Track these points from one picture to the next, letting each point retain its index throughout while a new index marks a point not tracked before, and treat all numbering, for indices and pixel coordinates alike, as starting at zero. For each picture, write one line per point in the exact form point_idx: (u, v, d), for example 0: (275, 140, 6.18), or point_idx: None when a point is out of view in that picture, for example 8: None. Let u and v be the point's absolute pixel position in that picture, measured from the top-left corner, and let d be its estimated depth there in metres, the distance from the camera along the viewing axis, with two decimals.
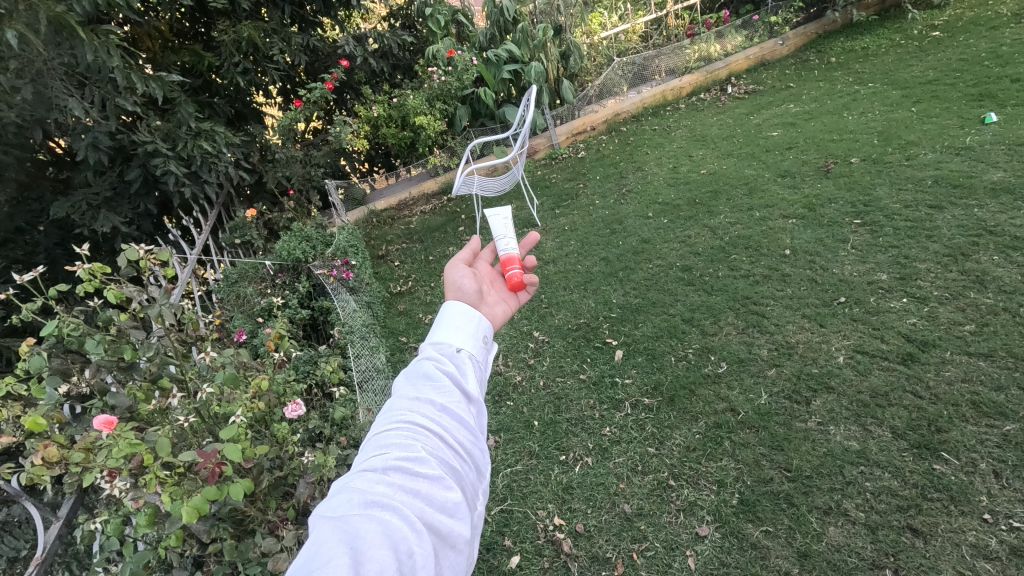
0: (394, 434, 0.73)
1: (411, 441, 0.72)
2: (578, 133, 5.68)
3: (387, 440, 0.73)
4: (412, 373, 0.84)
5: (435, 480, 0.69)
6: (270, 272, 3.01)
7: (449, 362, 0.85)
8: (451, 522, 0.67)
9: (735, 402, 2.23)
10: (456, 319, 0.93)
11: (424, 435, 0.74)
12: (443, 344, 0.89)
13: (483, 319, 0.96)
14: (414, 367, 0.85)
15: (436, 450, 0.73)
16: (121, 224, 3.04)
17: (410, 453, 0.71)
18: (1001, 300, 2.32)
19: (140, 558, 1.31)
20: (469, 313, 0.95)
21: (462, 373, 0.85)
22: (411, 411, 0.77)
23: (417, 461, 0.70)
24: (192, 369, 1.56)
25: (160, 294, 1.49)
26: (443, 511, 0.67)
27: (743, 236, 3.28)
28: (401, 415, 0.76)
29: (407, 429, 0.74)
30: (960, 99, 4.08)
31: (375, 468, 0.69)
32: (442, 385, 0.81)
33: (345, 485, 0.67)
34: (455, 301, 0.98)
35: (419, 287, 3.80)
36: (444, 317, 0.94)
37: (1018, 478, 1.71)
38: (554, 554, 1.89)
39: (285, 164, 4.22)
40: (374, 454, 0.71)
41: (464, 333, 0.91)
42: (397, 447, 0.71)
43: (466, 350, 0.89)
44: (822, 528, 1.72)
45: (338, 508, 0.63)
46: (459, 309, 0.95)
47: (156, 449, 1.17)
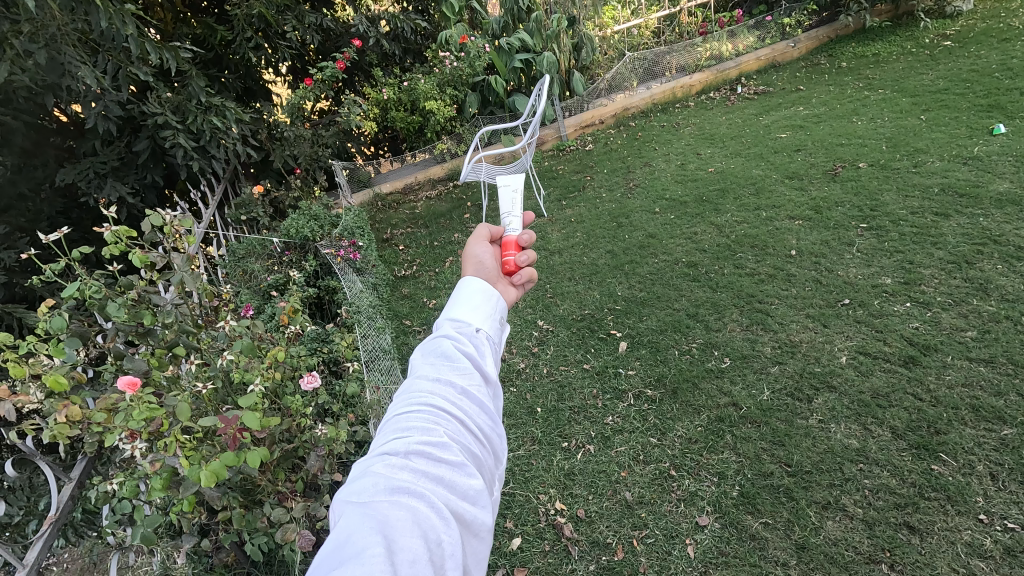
0: (413, 416, 0.68)
1: (432, 425, 0.67)
2: (586, 126, 5.68)
3: (406, 423, 0.67)
4: (428, 351, 0.77)
5: (458, 467, 0.64)
6: (276, 249, 2.96)
7: (469, 339, 0.80)
8: (474, 511, 0.62)
9: (737, 396, 2.26)
10: (474, 294, 0.87)
11: (445, 419, 0.68)
12: (460, 321, 0.82)
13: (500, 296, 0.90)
14: (431, 344, 0.78)
15: (457, 435, 0.67)
16: (128, 195, 3.02)
17: (433, 437, 0.65)
18: (1003, 308, 2.35)
19: (150, 522, 1.33)
20: (487, 287, 0.89)
21: (482, 352, 0.79)
22: (431, 392, 0.71)
23: (440, 446, 0.65)
24: (207, 338, 1.57)
25: (181, 261, 1.50)
26: (466, 500, 0.62)
27: (750, 235, 3.30)
28: (421, 396, 0.70)
29: (428, 412, 0.68)
30: (969, 109, 4.10)
31: (396, 452, 0.63)
32: (462, 365, 0.75)
33: (365, 468, 0.62)
34: (471, 276, 0.91)
35: (424, 271, 3.81)
36: (461, 292, 0.88)
37: (1014, 481, 1.74)
38: (555, 537, 1.92)
39: (293, 143, 4.21)
40: (394, 438, 0.65)
41: (482, 309, 0.85)
42: (419, 430, 0.65)
43: (486, 327, 0.83)
44: (820, 522, 1.76)
45: (361, 495, 0.58)
46: (476, 283, 0.89)
47: (176, 414, 1.18)
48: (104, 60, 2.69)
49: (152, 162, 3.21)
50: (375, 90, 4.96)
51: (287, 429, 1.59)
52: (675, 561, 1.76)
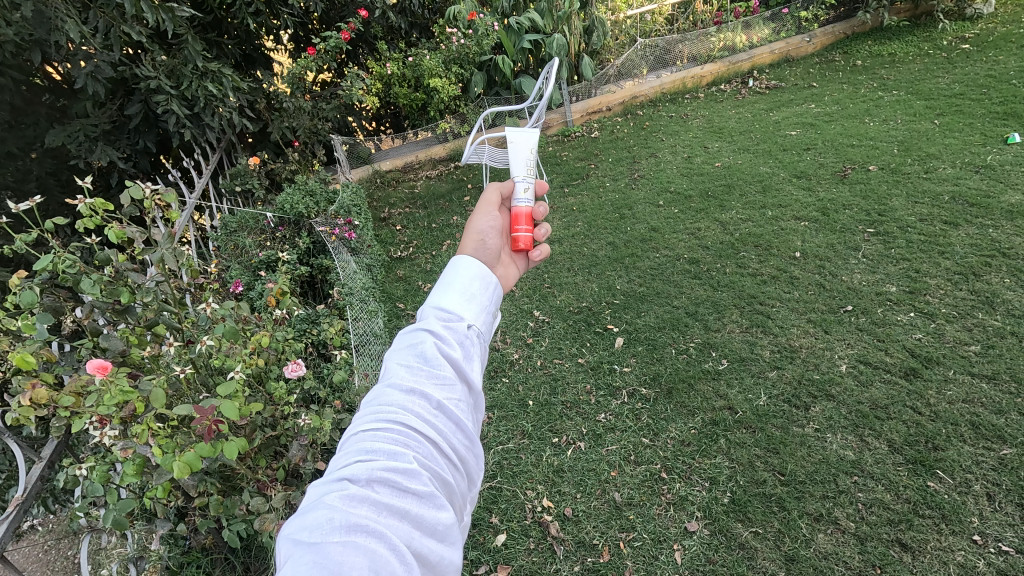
0: (380, 436, 0.62)
1: (400, 447, 0.61)
2: (593, 112, 5.57)
3: (372, 445, 0.61)
4: (404, 355, 0.72)
5: (428, 498, 0.58)
6: (269, 225, 2.90)
7: (451, 342, 0.73)
8: (441, 549, 0.57)
9: (733, 400, 2.21)
10: (462, 286, 0.80)
11: (416, 440, 0.63)
12: (444, 320, 0.76)
13: (491, 286, 0.83)
14: (408, 346, 0.72)
15: (428, 460, 0.62)
16: (117, 160, 2.92)
17: (400, 462, 0.60)
18: (1009, 324, 2.30)
19: (123, 507, 1.27)
20: (478, 280, 0.82)
21: (464, 358, 0.73)
22: (402, 407, 0.66)
23: (407, 474, 0.59)
24: (188, 318, 1.51)
25: (163, 238, 1.42)
26: (433, 536, 0.57)
27: (754, 234, 3.23)
28: (391, 412, 0.64)
29: (397, 431, 0.63)
30: (984, 116, 4.01)
31: (358, 478, 0.58)
32: (441, 376, 0.69)
33: (320, 498, 0.56)
34: (462, 260, 0.84)
35: (420, 253, 3.73)
36: (449, 282, 0.81)
37: (1011, 502, 1.71)
38: (541, 536, 1.88)
39: (292, 115, 4.10)
40: (356, 461, 0.59)
41: (469, 306, 0.79)
42: (385, 455, 0.60)
43: (472, 329, 0.77)
44: (810, 534, 1.72)
45: (314, 532, 0.52)
46: (465, 273, 0.82)
47: (150, 399, 1.12)
48: (95, 17, 2.59)
49: (144, 126, 3.15)
50: (378, 64, 4.82)
51: (270, 415, 1.53)
52: (661, 567, 1.73)
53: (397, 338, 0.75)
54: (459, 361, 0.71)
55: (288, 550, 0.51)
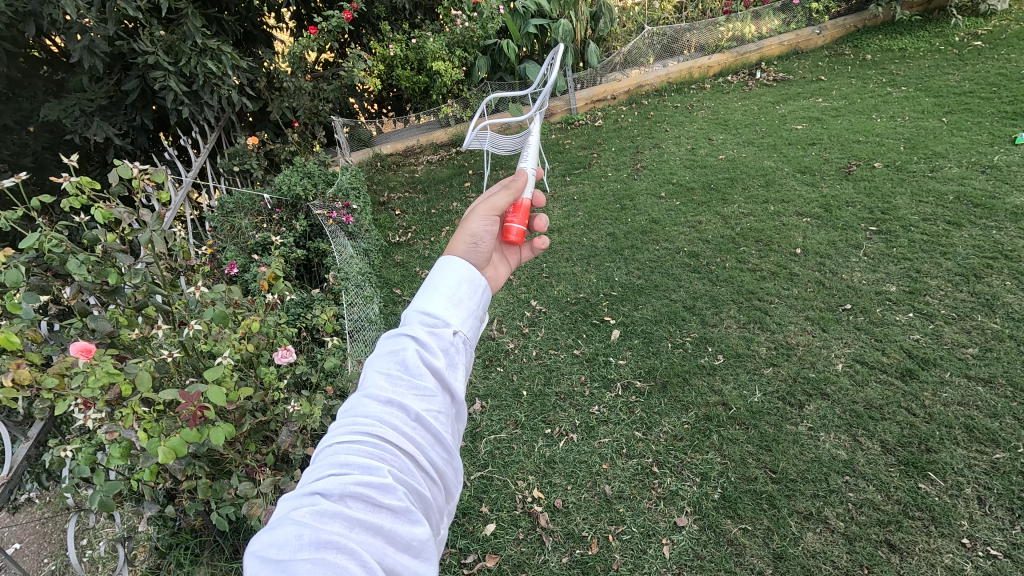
0: (355, 450, 0.61)
1: (375, 461, 0.60)
2: (597, 100, 5.50)
3: (346, 458, 0.60)
4: (385, 363, 0.70)
5: (403, 513, 0.57)
6: (267, 207, 2.86)
7: (434, 349, 0.71)
8: (415, 564, 0.56)
9: (728, 396, 2.20)
10: (448, 288, 0.78)
11: (392, 453, 0.61)
12: (428, 325, 0.74)
13: (480, 288, 0.80)
14: (389, 354, 0.70)
15: (404, 474, 0.60)
16: (114, 136, 2.88)
17: (375, 477, 0.58)
18: (1008, 327, 2.28)
19: (110, 489, 1.26)
20: (466, 282, 0.79)
21: (448, 367, 0.71)
22: (379, 420, 0.64)
23: (381, 490, 0.57)
24: (179, 301, 1.50)
25: (153, 219, 1.40)
26: (408, 551, 0.56)
27: (755, 229, 3.20)
28: (367, 424, 0.63)
29: (372, 445, 0.61)
30: (993, 115, 3.96)
31: (331, 494, 0.56)
32: (422, 387, 0.68)
33: (291, 512, 0.55)
34: (451, 260, 0.81)
35: (419, 239, 3.70)
36: (435, 283, 0.78)
37: (1001, 506, 1.70)
38: (530, 526, 1.89)
39: (292, 95, 4.03)
40: (330, 475, 0.58)
41: (456, 310, 0.76)
42: (359, 470, 0.59)
43: (458, 334, 0.74)
44: (799, 533, 1.72)
45: (282, 549, 0.51)
46: (453, 275, 0.79)
47: (136, 382, 1.11)
48: None
49: (141, 103, 3.10)
50: (381, 45, 4.75)
51: (260, 400, 1.52)
52: (649, 561, 1.73)
53: (379, 344, 0.73)
54: (441, 369, 0.69)
55: (254, 568, 0.50)
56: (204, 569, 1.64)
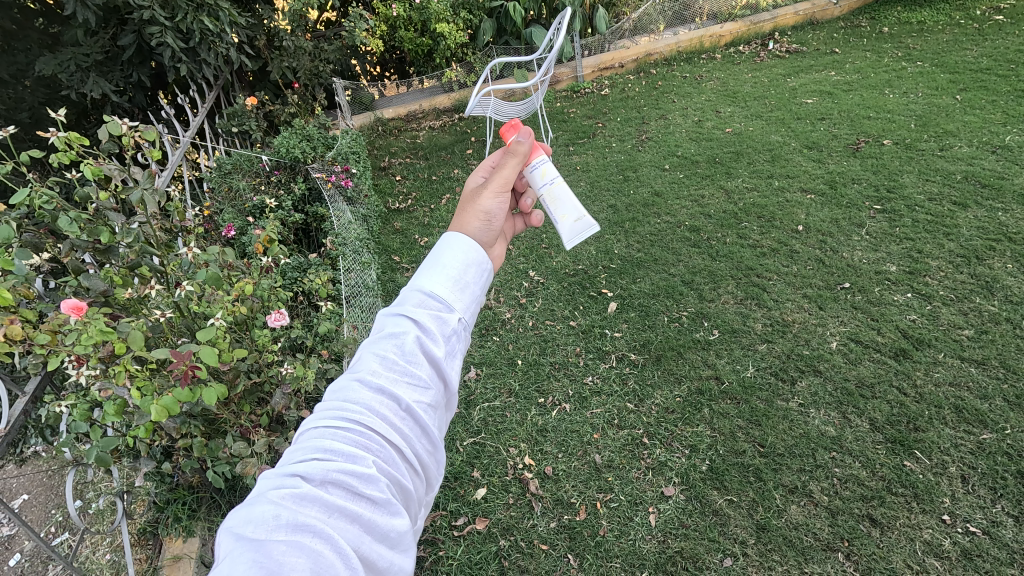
0: (341, 435, 0.61)
1: (360, 449, 0.60)
2: (604, 68, 5.41)
3: (330, 442, 0.60)
4: (382, 347, 0.70)
5: (384, 503, 0.58)
6: (264, 169, 2.81)
7: (432, 337, 0.72)
8: (390, 555, 0.57)
9: (721, 370, 2.22)
10: (453, 270, 0.78)
11: (377, 442, 0.62)
12: (431, 309, 0.74)
13: (483, 275, 0.81)
14: (387, 338, 0.71)
15: (387, 463, 0.61)
16: (111, 93, 2.83)
17: (358, 465, 0.59)
18: (1005, 310, 2.27)
19: (106, 445, 1.28)
20: (473, 268, 0.79)
21: (444, 357, 0.72)
22: (368, 406, 0.64)
23: (363, 478, 0.58)
24: (174, 262, 1.50)
25: (143, 177, 1.38)
26: (384, 542, 0.57)
27: (758, 205, 3.16)
28: (357, 410, 0.63)
29: (359, 432, 0.62)
30: (1008, 93, 3.87)
31: (313, 478, 0.57)
32: (415, 375, 0.68)
33: (271, 490, 0.55)
34: (459, 243, 0.81)
35: (419, 206, 3.67)
36: (440, 266, 0.78)
37: (983, 486, 1.72)
38: (520, 492, 1.93)
39: (292, 55, 3.93)
40: (313, 458, 0.59)
41: (459, 297, 0.77)
42: (342, 456, 0.59)
43: (459, 323, 0.75)
44: (783, 505, 1.75)
45: (258, 528, 0.52)
46: (460, 260, 0.79)
47: (128, 340, 1.12)
48: None
49: (138, 59, 3.02)
50: (384, 5, 4.61)
51: (254, 362, 1.53)
52: (635, 528, 1.77)
53: (376, 325, 0.73)
54: (437, 360, 0.70)
55: (228, 546, 0.51)
56: (201, 523, 1.69)
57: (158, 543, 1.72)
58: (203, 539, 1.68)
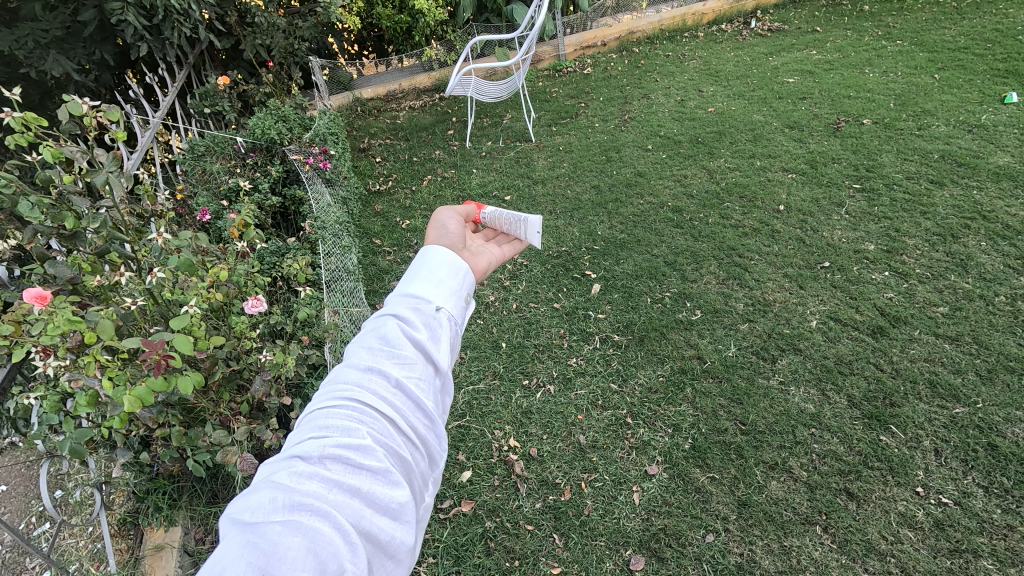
0: (335, 413, 0.60)
1: (354, 426, 0.59)
2: (587, 47, 5.36)
3: (324, 421, 0.60)
4: (367, 336, 0.69)
5: (382, 475, 0.57)
6: (240, 150, 2.77)
7: (417, 322, 0.71)
8: (393, 528, 0.55)
9: (703, 350, 2.24)
10: (431, 267, 0.78)
11: (372, 417, 0.61)
12: (414, 298, 0.74)
13: (464, 265, 0.81)
14: (373, 326, 0.70)
15: (383, 437, 0.60)
16: (73, 72, 2.71)
17: (353, 439, 0.58)
18: (978, 286, 2.32)
19: (81, 436, 1.25)
20: (449, 262, 0.79)
21: (432, 337, 0.70)
22: (360, 386, 0.63)
23: (359, 452, 0.57)
24: (145, 248, 1.44)
25: (106, 159, 1.29)
26: (386, 515, 0.55)
27: (740, 185, 3.18)
28: (348, 389, 0.63)
29: (352, 409, 0.61)
30: (985, 72, 3.90)
31: (308, 457, 0.56)
32: (403, 355, 0.67)
33: (269, 476, 0.54)
34: (433, 248, 0.81)
35: (399, 188, 3.62)
36: (417, 269, 0.78)
37: (955, 458, 1.77)
38: (506, 473, 1.93)
39: (266, 32, 3.74)
40: (308, 438, 0.58)
41: (439, 288, 0.76)
42: (336, 434, 0.58)
43: (441, 310, 0.74)
44: (764, 481, 1.79)
45: (254, 512, 0.51)
46: (436, 255, 0.80)
47: (98, 330, 1.08)
48: None
49: (100, 36, 2.90)
50: None
51: (232, 349, 1.50)
52: (619, 506, 1.79)
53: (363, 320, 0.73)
54: (423, 341, 0.69)
55: (226, 529, 0.50)
56: (183, 512, 1.68)
57: (139, 533, 1.70)
58: (186, 527, 1.67)
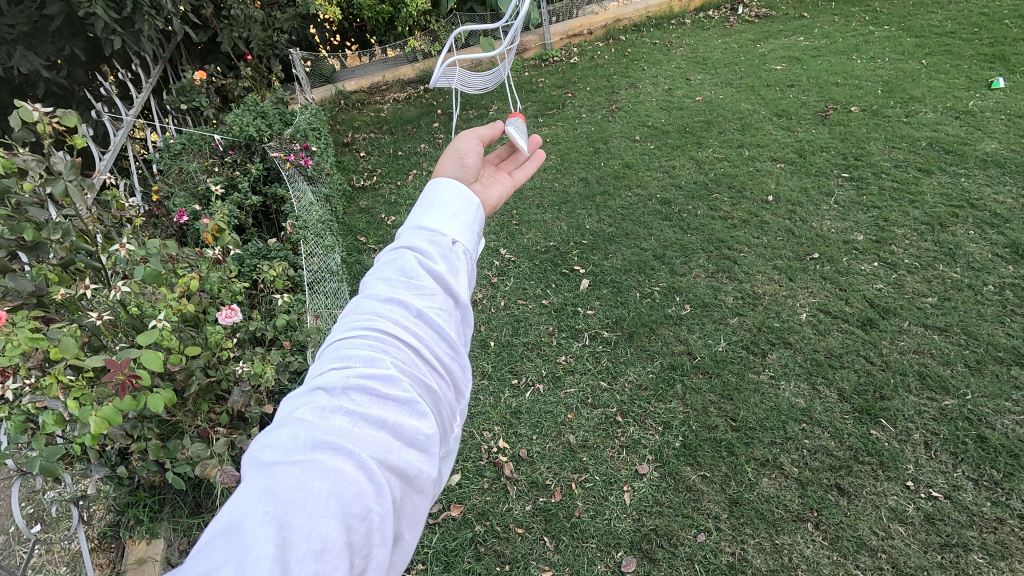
0: (356, 344, 0.58)
1: (378, 355, 0.58)
2: (573, 35, 5.28)
3: (346, 353, 0.58)
4: (385, 269, 0.68)
5: (407, 405, 0.55)
6: (218, 149, 2.70)
7: (433, 256, 0.69)
8: (421, 460, 0.53)
9: (693, 345, 2.22)
10: (443, 204, 0.76)
11: (395, 345, 0.59)
12: (429, 232, 0.72)
13: (475, 206, 0.80)
14: (389, 262, 0.68)
15: (406, 367, 0.58)
16: (42, 68, 2.62)
17: (377, 368, 0.56)
18: (967, 276, 2.31)
19: (49, 456, 1.20)
20: (459, 197, 0.78)
21: (450, 271, 0.69)
22: (381, 316, 0.62)
23: (383, 381, 0.55)
24: (111, 258, 1.39)
25: (65, 167, 1.23)
26: (414, 447, 0.54)
27: (729, 175, 3.15)
28: (368, 320, 0.61)
29: (374, 339, 0.59)
30: (972, 57, 3.87)
31: (332, 387, 0.54)
32: (421, 286, 0.65)
33: (291, 410, 0.52)
34: (442, 181, 0.80)
35: (384, 183, 3.55)
36: (430, 202, 0.76)
37: (945, 451, 1.77)
38: (495, 476, 1.91)
39: (243, 24, 3.64)
40: (331, 370, 0.56)
41: (453, 222, 0.75)
42: (359, 363, 0.56)
43: (457, 245, 0.73)
44: (755, 478, 1.77)
45: (276, 449, 0.48)
46: (448, 192, 0.78)
47: (61, 348, 1.04)
48: None
49: (69, 31, 2.79)
50: None
51: (208, 360, 1.46)
52: (610, 507, 1.77)
53: (377, 257, 0.71)
54: (442, 272, 0.67)
55: (250, 468, 0.48)
56: (165, 525, 1.64)
57: (120, 547, 1.65)
58: (169, 540, 1.63)
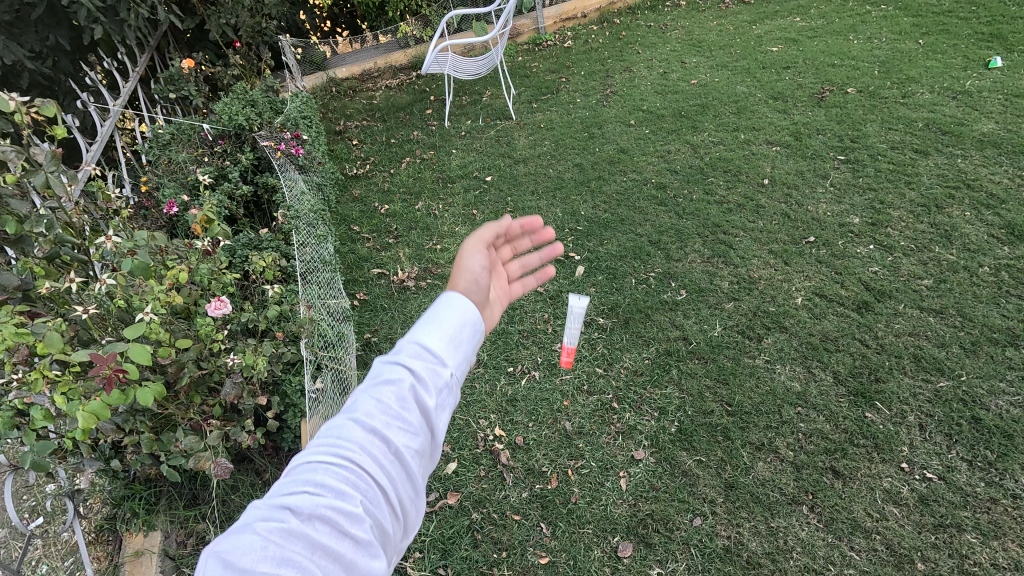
0: (330, 473, 0.57)
1: (348, 490, 0.56)
2: (566, 19, 5.21)
3: (317, 480, 0.56)
4: (375, 386, 0.65)
5: (360, 558, 0.54)
6: (207, 138, 2.66)
7: (428, 386, 0.66)
8: None
9: (688, 330, 2.22)
10: (449, 324, 0.72)
11: (366, 485, 0.57)
12: (427, 352, 0.68)
13: (477, 330, 0.75)
14: (382, 381, 0.65)
15: (371, 511, 0.56)
16: (26, 58, 2.57)
17: (343, 509, 0.55)
18: (963, 258, 2.30)
19: (41, 450, 1.19)
20: (465, 315, 0.73)
21: (438, 407, 0.66)
22: (361, 448, 0.59)
23: (344, 528, 0.54)
24: (98, 250, 1.37)
25: (45, 158, 1.21)
26: None
27: (724, 159, 3.12)
28: (347, 450, 0.59)
29: (347, 471, 0.57)
30: (969, 36, 3.83)
31: (296, 517, 0.53)
32: (406, 421, 0.62)
33: (249, 533, 0.51)
34: (454, 296, 0.75)
35: (377, 171, 3.52)
36: (436, 314, 0.72)
37: (940, 432, 1.77)
38: (491, 464, 1.91)
39: (231, 11, 3.57)
40: (300, 494, 0.55)
41: (453, 348, 0.70)
42: (327, 498, 0.55)
43: (453, 378, 0.68)
44: (751, 462, 1.78)
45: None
46: (457, 311, 0.73)
47: (45, 343, 1.03)
48: None
49: (53, 19, 2.74)
50: None
51: (199, 352, 1.45)
52: (606, 493, 1.78)
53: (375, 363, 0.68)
54: (432, 411, 0.64)
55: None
56: (162, 516, 1.64)
57: (118, 540, 1.65)
58: (166, 531, 1.62)
